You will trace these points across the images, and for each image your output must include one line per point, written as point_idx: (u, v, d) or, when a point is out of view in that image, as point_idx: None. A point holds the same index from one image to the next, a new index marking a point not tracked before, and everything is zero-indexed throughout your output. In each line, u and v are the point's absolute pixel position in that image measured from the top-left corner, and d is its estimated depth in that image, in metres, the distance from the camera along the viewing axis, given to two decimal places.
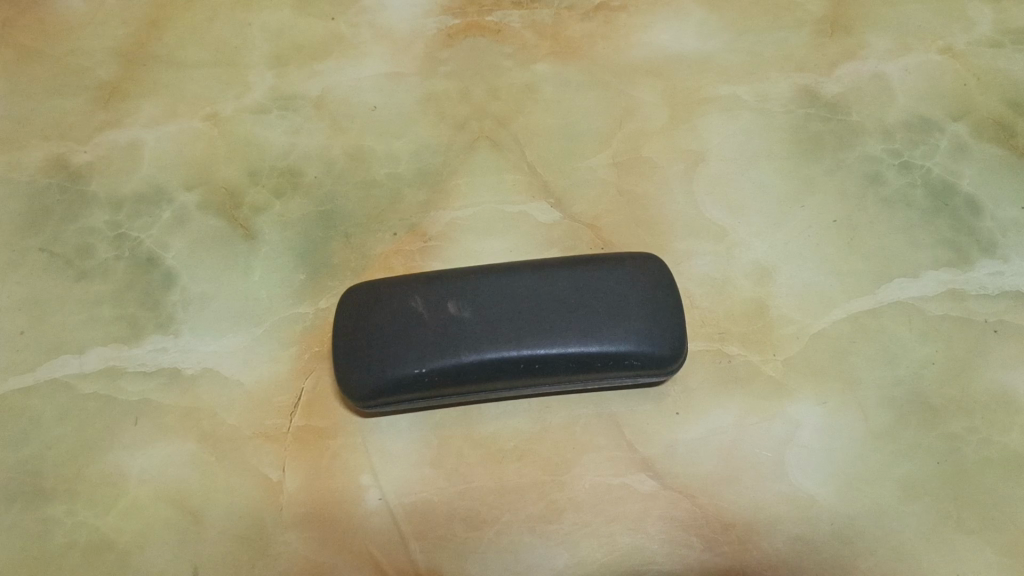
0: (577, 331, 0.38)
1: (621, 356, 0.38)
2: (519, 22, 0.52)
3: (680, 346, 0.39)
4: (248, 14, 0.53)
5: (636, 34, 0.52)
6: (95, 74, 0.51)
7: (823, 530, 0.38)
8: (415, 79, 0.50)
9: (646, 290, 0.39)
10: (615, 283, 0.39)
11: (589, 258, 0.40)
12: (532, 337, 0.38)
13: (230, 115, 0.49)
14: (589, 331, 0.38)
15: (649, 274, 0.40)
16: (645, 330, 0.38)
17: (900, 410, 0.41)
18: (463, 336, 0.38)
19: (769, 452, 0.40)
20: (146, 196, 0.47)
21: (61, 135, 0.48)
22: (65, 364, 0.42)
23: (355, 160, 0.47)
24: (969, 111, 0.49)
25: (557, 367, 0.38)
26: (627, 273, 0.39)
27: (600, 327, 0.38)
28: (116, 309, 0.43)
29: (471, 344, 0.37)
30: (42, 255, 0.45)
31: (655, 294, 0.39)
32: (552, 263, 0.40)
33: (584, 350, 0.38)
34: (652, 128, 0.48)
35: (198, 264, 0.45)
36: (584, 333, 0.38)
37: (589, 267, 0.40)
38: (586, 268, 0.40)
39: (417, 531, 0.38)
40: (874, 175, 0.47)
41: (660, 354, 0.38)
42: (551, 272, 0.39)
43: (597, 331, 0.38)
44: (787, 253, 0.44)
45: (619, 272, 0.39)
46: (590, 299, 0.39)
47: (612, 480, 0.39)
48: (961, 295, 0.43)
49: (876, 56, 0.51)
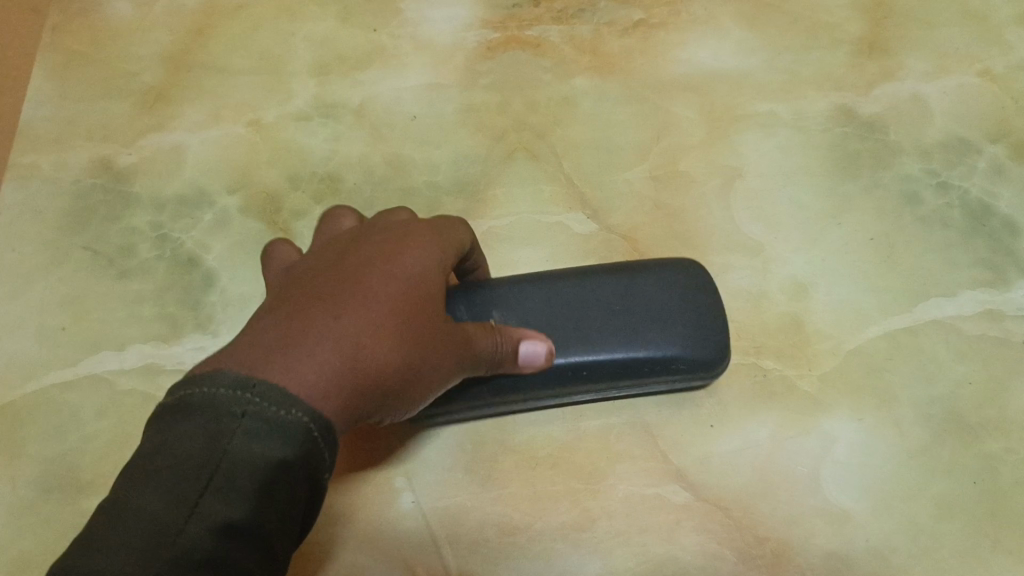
0: (623, 336, 0.38)
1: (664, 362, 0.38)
2: (558, 36, 0.52)
3: (724, 335, 0.39)
4: (291, 25, 0.53)
5: (673, 50, 0.51)
6: (140, 78, 0.51)
7: (859, 548, 0.38)
8: (454, 90, 0.50)
9: (688, 293, 0.39)
10: (657, 289, 0.39)
11: (627, 265, 0.40)
12: (578, 346, 0.38)
13: (273, 121, 0.50)
14: (635, 336, 0.38)
15: (690, 278, 0.40)
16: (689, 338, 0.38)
17: (937, 428, 0.41)
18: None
19: (804, 466, 0.40)
20: (188, 198, 0.48)
21: (107, 138, 0.49)
22: (105, 360, 0.43)
23: (394, 168, 0.48)
24: (1008, 133, 0.49)
25: (603, 373, 0.38)
26: (666, 283, 0.39)
27: (645, 331, 0.38)
28: (156, 308, 0.44)
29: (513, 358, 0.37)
30: (85, 253, 0.46)
31: (695, 299, 0.39)
32: (591, 270, 0.40)
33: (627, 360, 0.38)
34: (689, 144, 0.48)
35: (239, 266, 0.46)
36: (629, 339, 0.38)
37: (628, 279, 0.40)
38: (626, 275, 0.40)
39: (449, 535, 0.39)
40: (911, 194, 0.47)
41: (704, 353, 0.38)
42: (592, 279, 0.40)
43: (642, 335, 0.38)
44: (824, 269, 0.44)
45: (659, 277, 0.40)
46: (633, 304, 0.39)
47: (645, 491, 0.39)
48: (999, 316, 0.43)
49: (914, 77, 0.50)
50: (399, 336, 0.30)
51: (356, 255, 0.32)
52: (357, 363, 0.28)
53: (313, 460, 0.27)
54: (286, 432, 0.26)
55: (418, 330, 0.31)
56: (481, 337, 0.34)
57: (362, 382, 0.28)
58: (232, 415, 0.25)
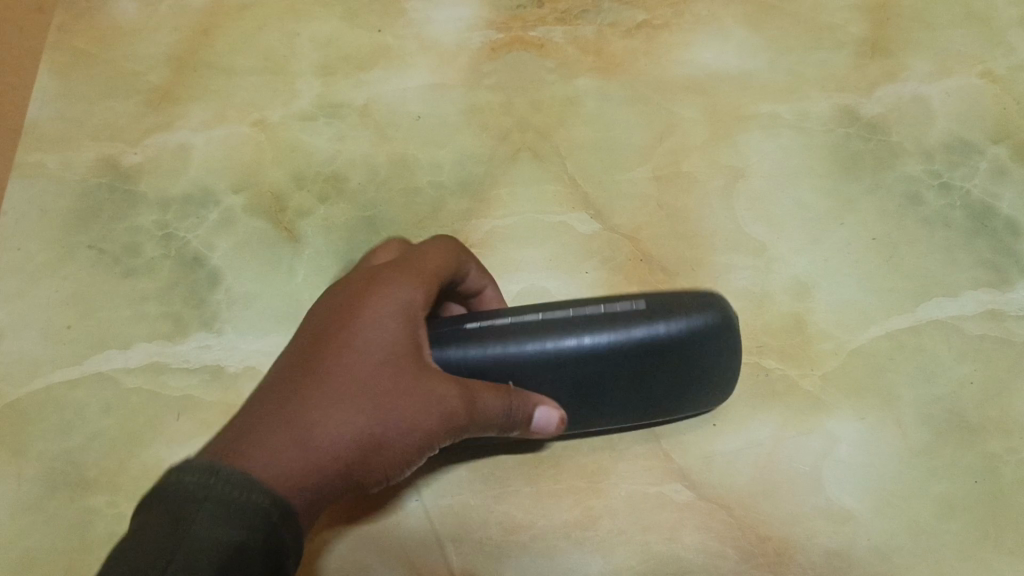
0: (647, 398, 0.38)
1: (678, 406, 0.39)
2: (562, 37, 0.52)
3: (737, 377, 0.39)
4: (295, 26, 0.53)
5: (677, 51, 0.51)
6: (145, 78, 0.51)
7: (861, 547, 0.38)
8: (458, 91, 0.50)
9: (724, 348, 0.37)
10: (697, 351, 0.36)
11: (672, 321, 0.36)
12: (604, 408, 0.37)
13: (277, 121, 0.50)
14: (659, 398, 0.38)
15: (727, 329, 0.37)
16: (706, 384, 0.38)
17: (939, 428, 0.41)
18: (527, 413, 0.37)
19: (806, 466, 0.40)
20: (194, 197, 0.48)
21: (113, 137, 0.50)
22: (111, 358, 0.44)
23: (398, 168, 0.48)
24: (1010, 134, 0.49)
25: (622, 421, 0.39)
26: (700, 332, 0.36)
27: (671, 390, 0.38)
28: (161, 306, 0.45)
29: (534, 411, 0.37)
30: (91, 251, 0.46)
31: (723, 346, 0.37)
32: (634, 325, 0.35)
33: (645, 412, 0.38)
34: (692, 144, 0.48)
35: (243, 265, 0.46)
36: (654, 400, 0.38)
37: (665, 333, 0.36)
38: (673, 340, 0.36)
39: (452, 533, 0.39)
40: (913, 195, 0.47)
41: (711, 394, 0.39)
42: (637, 346, 0.35)
43: (667, 394, 0.38)
44: (826, 270, 0.45)
45: (703, 336, 0.36)
46: (671, 370, 0.37)
47: (648, 489, 0.40)
48: (1000, 316, 0.43)
49: (917, 78, 0.50)
50: (357, 408, 0.31)
51: (312, 325, 0.34)
52: (299, 441, 0.30)
53: (275, 545, 0.28)
54: (244, 515, 0.27)
55: (376, 397, 0.32)
56: (489, 395, 0.34)
57: (319, 465, 0.30)
58: (191, 498, 0.27)
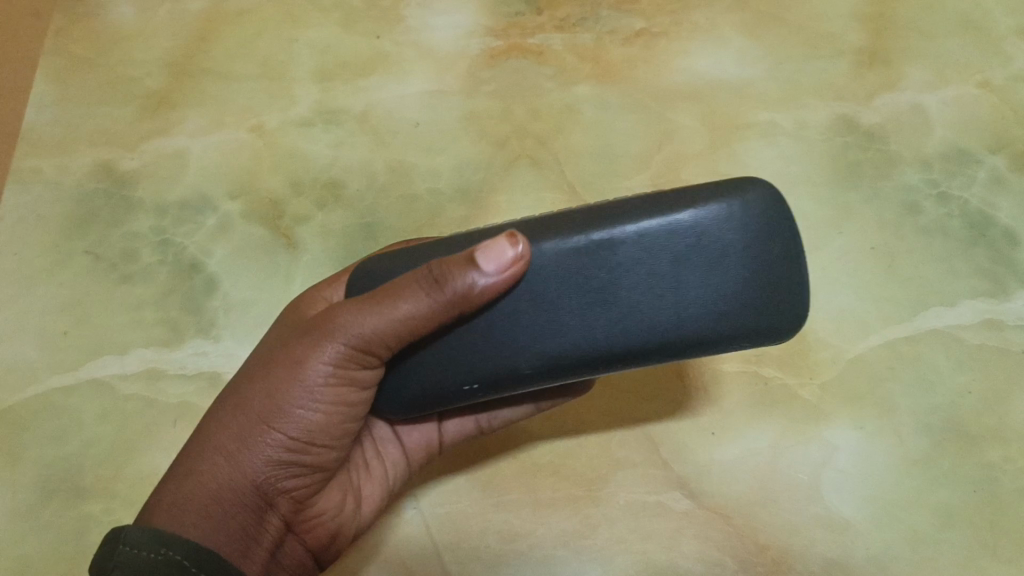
0: (669, 308, 0.30)
1: (723, 341, 0.31)
2: (561, 44, 0.52)
3: (792, 275, 0.30)
4: (293, 31, 0.52)
5: (676, 59, 0.51)
6: (142, 83, 0.51)
7: (860, 556, 0.39)
8: (457, 97, 0.50)
9: (750, 227, 0.30)
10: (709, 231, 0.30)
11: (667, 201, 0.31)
12: (614, 326, 0.31)
13: (275, 126, 0.50)
14: (685, 308, 0.30)
15: (750, 204, 0.30)
16: (752, 302, 0.30)
17: (937, 437, 0.41)
18: (520, 322, 0.32)
19: (806, 475, 0.40)
20: (190, 203, 0.48)
21: (109, 142, 0.49)
22: (108, 364, 0.43)
23: (396, 175, 0.48)
24: (1008, 143, 0.49)
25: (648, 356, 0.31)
26: (740, 221, 0.30)
27: (698, 296, 0.30)
28: (157, 313, 0.45)
29: (535, 325, 0.32)
30: (88, 257, 0.46)
31: (781, 258, 0.30)
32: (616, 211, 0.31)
33: (678, 339, 0.31)
34: (691, 152, 0.48)
35: (240, 272, 0.46)
36: (678, 311, 0.30)
37: (700, 225, 0.30)
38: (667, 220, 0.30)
39: (451, 542, 0.39)
40: (911, 205, 0.47)
41: (768, 325, 0.30)
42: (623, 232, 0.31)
43: (694, 302, 0.30)
44: (825, 278, 0.45)
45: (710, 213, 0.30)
46: (682, 261, 0.30)
47: (646, 498, 0.40)
48: (998, 326, 0.43)
49: (915, 87, 0.50)
50: (243, 424, 0.33)
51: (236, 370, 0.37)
52: (191, 476, 0.32)
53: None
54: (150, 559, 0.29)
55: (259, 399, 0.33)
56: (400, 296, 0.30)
57: (210, 472, 0.32)
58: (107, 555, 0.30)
